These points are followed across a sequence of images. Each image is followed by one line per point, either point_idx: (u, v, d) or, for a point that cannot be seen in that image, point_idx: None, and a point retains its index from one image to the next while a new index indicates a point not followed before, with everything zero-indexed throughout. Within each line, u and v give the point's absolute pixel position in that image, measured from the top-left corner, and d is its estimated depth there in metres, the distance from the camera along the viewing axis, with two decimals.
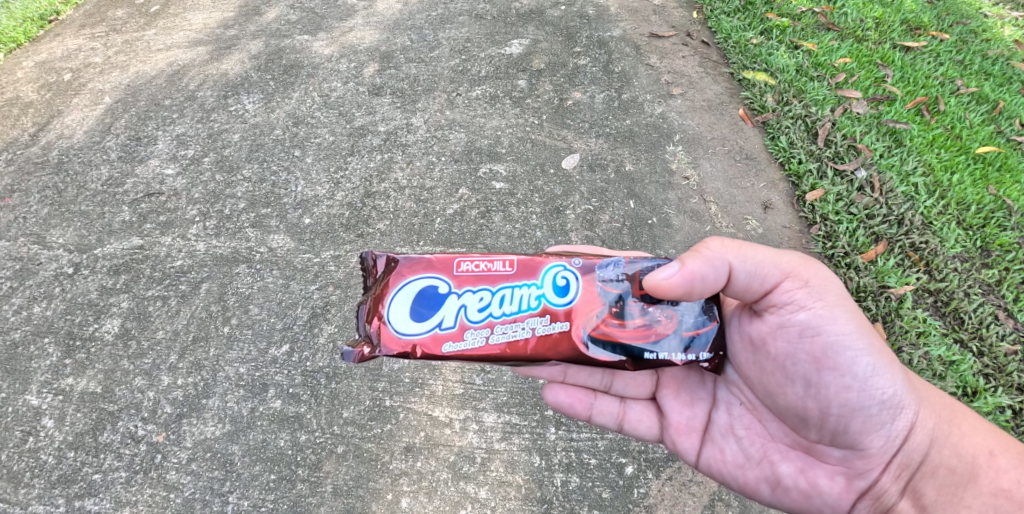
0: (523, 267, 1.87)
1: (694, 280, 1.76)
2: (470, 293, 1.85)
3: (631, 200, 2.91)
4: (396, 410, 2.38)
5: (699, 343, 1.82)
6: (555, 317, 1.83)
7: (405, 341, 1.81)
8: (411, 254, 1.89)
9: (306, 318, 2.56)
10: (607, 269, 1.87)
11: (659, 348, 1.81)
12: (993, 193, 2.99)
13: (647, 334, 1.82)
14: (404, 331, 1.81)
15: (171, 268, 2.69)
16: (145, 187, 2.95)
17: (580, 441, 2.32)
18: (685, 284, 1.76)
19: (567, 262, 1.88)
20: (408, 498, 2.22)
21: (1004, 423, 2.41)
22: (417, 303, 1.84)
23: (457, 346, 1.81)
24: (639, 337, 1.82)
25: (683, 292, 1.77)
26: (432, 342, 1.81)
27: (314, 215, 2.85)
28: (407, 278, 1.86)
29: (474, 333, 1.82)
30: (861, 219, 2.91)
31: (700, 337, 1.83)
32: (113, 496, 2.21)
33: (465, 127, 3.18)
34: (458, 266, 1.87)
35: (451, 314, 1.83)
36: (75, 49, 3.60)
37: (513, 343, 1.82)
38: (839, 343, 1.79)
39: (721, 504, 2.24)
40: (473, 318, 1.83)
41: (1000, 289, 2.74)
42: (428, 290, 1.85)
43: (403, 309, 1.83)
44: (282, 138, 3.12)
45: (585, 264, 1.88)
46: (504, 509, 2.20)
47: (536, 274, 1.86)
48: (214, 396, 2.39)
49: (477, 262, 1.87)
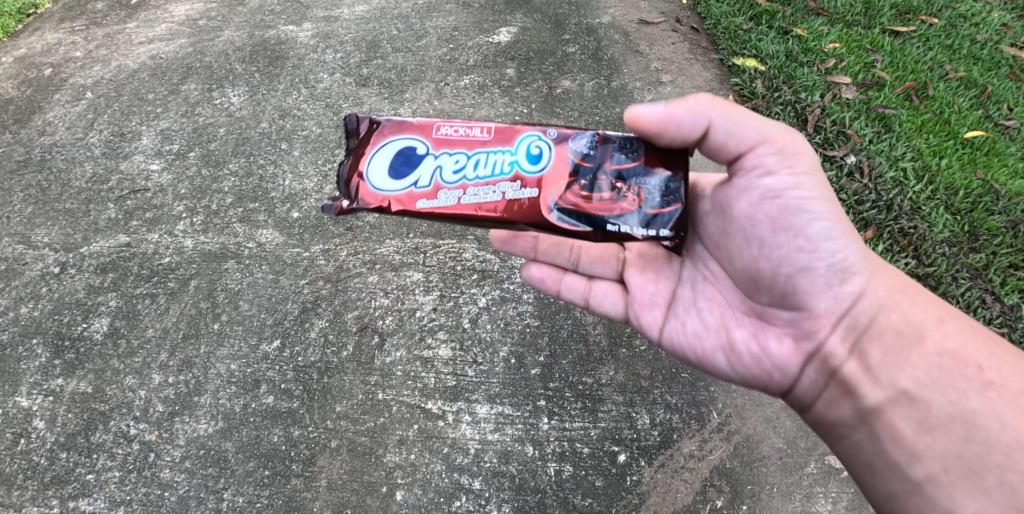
0: (499, 135, 1.92)
1: (671, 122, 1.80)
2: (446, 155, 1.90)
3: None
4: (388, 403, 2.48)
5: (661, 220, 1.81)
6: (525, 183, 1.87)
7: (383, 196, 1.88)
8: (393, 117, 1.95)
9: (297, 312, 2.62)
10: (579, 140, 1.90)
11: (622, 221, 1.82)
12: (981, 178, 3.01)
13: (612, 208, 1.84)
14: (382, 187, 1.88)
15: (160, 266, 2.67)
16: (130, 183, 2.89)
17: (572, 431, 2.49)
18: (660, 124, 1.81)
19: (541, 132, 1.91)
20: (403, 490, 2.34)
21: None
22: (396, 161, 1.90)
23: (432, 204, 1.87)
24: (603, 209, 1.84)
25: (658, 131, 1.82)
26: (408, 198, 1.87)
27: (303, 209, 2.85)
28: (387, 138, 1.93)
29: (447, 194, 1.87)
30: (851, 205, 2.92)
31: (662, 216, 1.82)
32: (108, 496, 2.22)
33: (454, 115, 3.17)
34: (436, 131, 1.93)
35: (427, 175, 1.88)
36: (55, 44, 3.51)
37: (485, 205, 1.86)
38: (797, 204, 1.81)
39: (712, 490, 2.45)
40: (448, 180, 1.88)
41: (988, 273, 2.76)
42: (406, 149, 1.91)
43: (382, 164, 1.90)
44: (268, 130, 3.08)
45: (559, 135, 1.91)
46: (499, 499, 2.35)
47: (510, 143, 1.91)
48: (206, 393, 2.43)
49: (455, 128, 1.93)
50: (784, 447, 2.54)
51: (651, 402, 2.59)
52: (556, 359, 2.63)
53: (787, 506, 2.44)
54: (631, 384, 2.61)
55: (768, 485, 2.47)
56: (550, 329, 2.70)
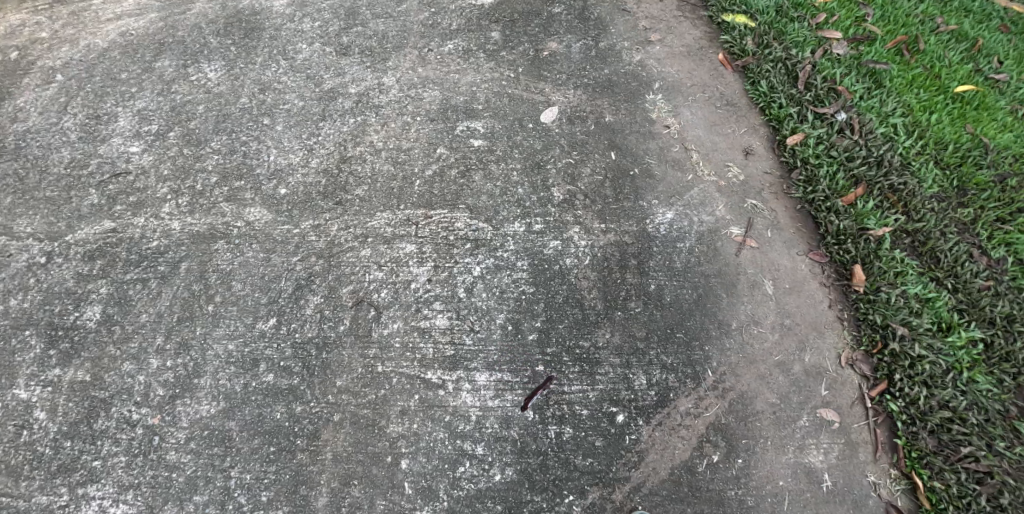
0: None
1: None
2: None
3: (612, 152, 3.00)
4: (388, 375, 2.51)
5: None
6: None
7: None
8: None
9: (291, 290, 2.60)
10: None
11: None
12: (970, 132, 3.05)
13: None
14: None
15: (148, 250, 2.64)
16: (110, 166, 2.80)
17: (571, 394, 2.54)
18: None
19: None
20: (408, 459, 2.39)
21: (976, 356, 2.67)
22: None
23: None
24: None
25: None
26: None
27: (290, 184, 2.80)
28: None
29: None
30: (841, 162, 2.99)
31: None
32: (116, 480, 2.25)
33: (440, 83, 3.12)
34: None
35: None
36: (18, 24, 3.22)
37: None
38: None
39: (709, 446, 2.52)
40: None
41: (976, 227, 2.87)
42: None
43: None
44: (249, 106, 2.98)
45: None
46: (502, 463, 2.42)
47: None
48: (205, 374, 2.43)
49: None
50: (777, 401, 2.61)
51: (648, 363, 2.63)
52: (552, 324, 2.65)
53: (781, 457, 2.52)
54: (627, 345, 2.65)
55: (762, 439, 2.55)
56: (546, 295, 2.70)
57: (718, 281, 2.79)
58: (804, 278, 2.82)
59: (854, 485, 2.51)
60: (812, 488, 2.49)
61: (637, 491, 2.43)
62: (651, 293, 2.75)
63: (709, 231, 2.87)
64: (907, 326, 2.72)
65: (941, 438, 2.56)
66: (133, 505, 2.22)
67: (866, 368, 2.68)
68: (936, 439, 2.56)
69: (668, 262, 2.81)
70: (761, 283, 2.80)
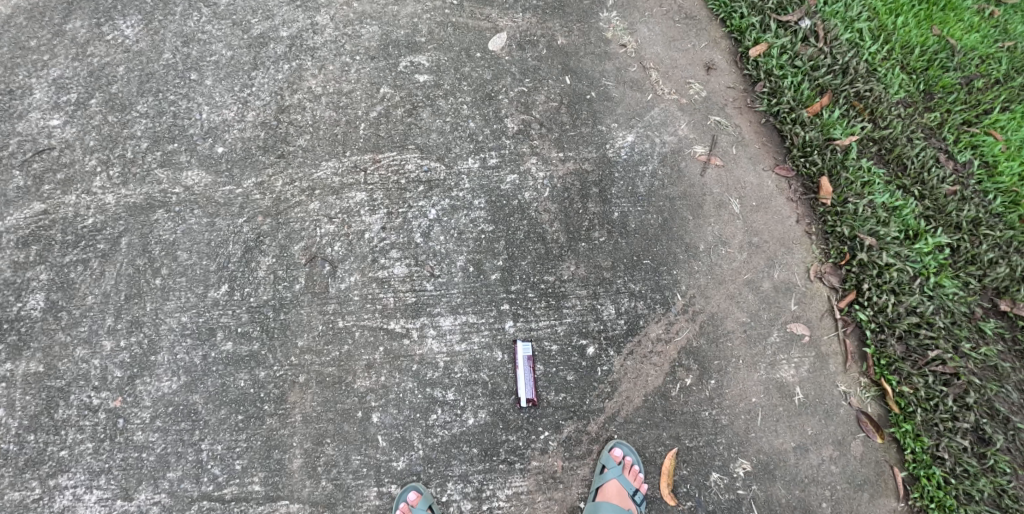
0: None
1: None
2: None
3: (567, 77, 2.82)
4: (350, 329, 2.53)
5: None
6: None
7: None
8: None
9: (240, 253, 2.56)
10: None
11: None
12: (937, 34, 2.89)
13: None
14: None
15: (84, 228, 2.56)
16: (32, 144, 2.63)
17: (539, 330, 2.56)
18: None
19: None
20: (379, 412, 2.48)
21: (942, 261, 2.66)
22: None
23: None
24: None
25: None
26: None
27: (227, 142, 2.66)
28: None
29: None
30: (806, 72, 2.83)
31: None
32: (86, 468, 2.38)
33: (378, 17, 2.84)
34: None
35: None
36: None
37: None
38: None
39: (681, 370, 2.60)
40: None
41: (942, 131, 2.79)
42: None
43: None
44: (173, 61, 2.74)
45: None
46: (474, 406, 2.50)
47: None
48: (162, 351, 2.47)
49: None
50: (748, 320, 2.65)
51: (616, 292, 2.63)
52: (515, 262, 2.62)
53: (754, 375, 2.61)
54: (593, 276, 2.63)
55: (734, 358, 2.62)
56: (506, 232, 2.64)
57: (684, 204, 2.73)
58: (771, 195, 2.76)
59: (825, 395, 2.63)
60: (785, 402, 2.61)
61: (612, 421, 2.54)
62: (615, 221, 2.69)
63: (672, 153, 2.77)
64: (874, 237, 2.68)
65: (909, 344, 2.61)
66: (106, 489, 2.37)
67: (834, 280, 2.69)
68: (904, 345, 2.61)
69: (631, 188, 2.73)
70: (727, 203, 2.74)
